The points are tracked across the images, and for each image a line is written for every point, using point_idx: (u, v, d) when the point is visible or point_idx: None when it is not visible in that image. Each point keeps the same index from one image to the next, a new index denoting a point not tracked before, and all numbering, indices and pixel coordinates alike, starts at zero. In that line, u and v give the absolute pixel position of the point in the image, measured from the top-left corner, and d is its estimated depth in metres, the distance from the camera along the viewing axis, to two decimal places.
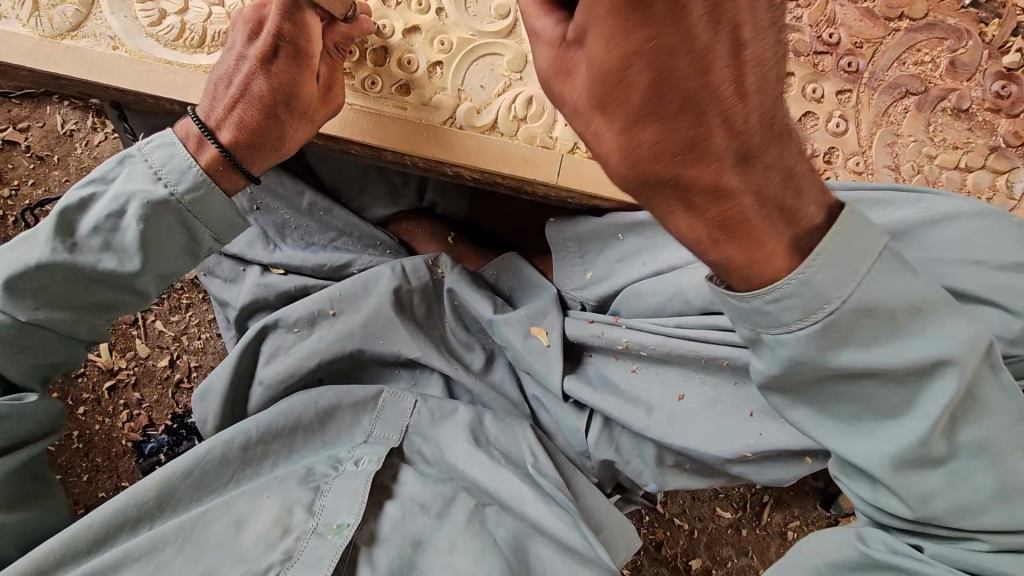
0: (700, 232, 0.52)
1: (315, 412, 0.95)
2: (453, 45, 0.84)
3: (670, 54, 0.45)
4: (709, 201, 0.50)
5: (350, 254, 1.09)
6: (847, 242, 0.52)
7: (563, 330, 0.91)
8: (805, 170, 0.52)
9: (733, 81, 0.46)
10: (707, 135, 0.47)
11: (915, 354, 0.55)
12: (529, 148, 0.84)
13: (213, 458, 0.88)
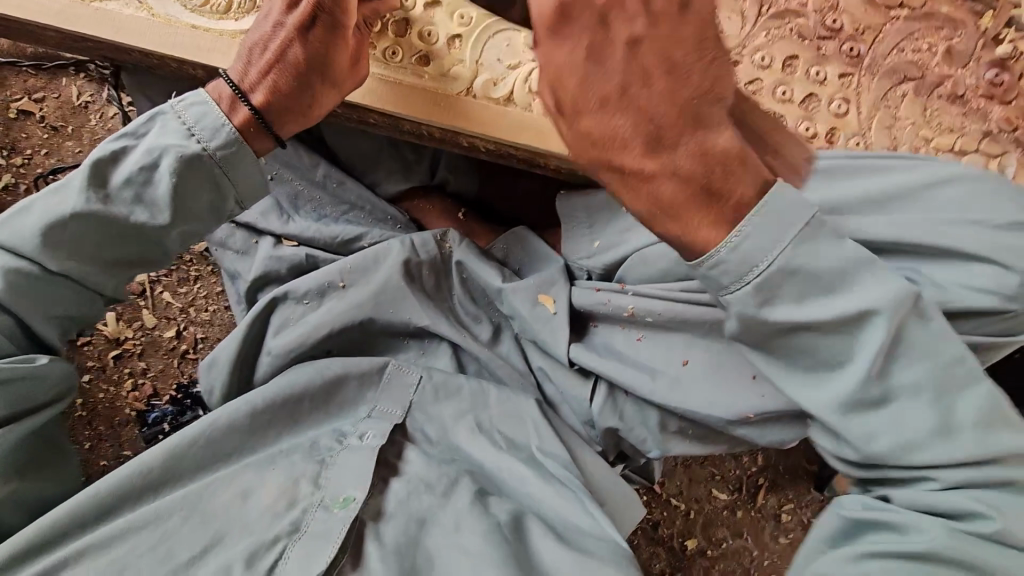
0: (645, 197, 0.61)
1: (320, 385, 0.94)
2: (473, 20, 0.87)
3: (603, 55, 0.59)
4: (641, 184, 0.61)
5: (361, 227, 1.11)
6: (785, 208, 0.61)
7: (570, 300, 0.94)
8: (730, 159, 0.61)
9: (657, 82, 0.59)
10: (633, 127, 0.59)
11: (851, 306, 0.62)
12: (544, 121, 0.87)
13: (218, 429, 0.88)
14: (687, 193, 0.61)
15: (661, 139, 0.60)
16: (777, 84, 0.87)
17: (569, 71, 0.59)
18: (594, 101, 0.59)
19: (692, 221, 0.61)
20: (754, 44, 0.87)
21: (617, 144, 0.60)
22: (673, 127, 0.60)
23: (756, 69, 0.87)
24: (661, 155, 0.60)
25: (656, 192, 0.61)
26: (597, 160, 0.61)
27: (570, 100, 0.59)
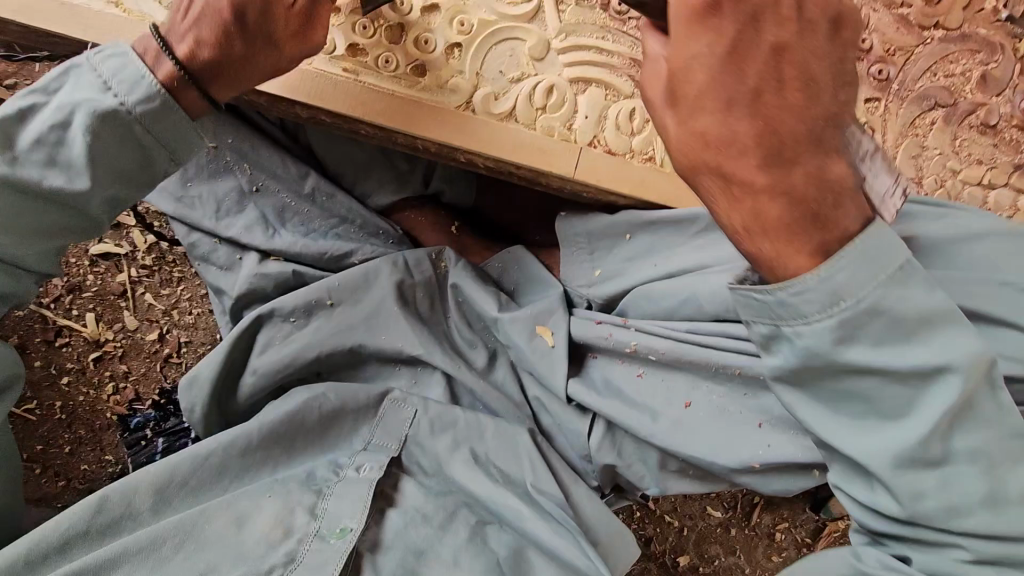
0: (745, 217, 0.58)
1: (317, 415, 0.91)
2: (474, 26, 0.80)
3: (744, 54, 0.56)
4: (743, 199, 0.57)
5: (351, 244, 1.08)
6: (874, 252, 0.57)
7: (568, 331, 0.90)
8: (842, 187, 0.58)
9: (796, 92, 0.57)
10: (751, 138, 0.56)
11: (925, 356, 0.57)
12: (547, 140, 0.81)
13: (211, 454, 0.86)
14: (787, 214, 0.57)
15: (784, 146, 0.56)
16: None
17: (699, 50, 0.56)
18: (709, 83, 0.56)
19: (785, 243, 0.58)
20: None
21: (735, 140, 0.56)
22: (795, 138, 0.57)
23: None
24: (773, 160, 0.56)
25: (750, 202, 0.58)
26: (697, 156, 0.58)
27: (692, 95, 0.57)
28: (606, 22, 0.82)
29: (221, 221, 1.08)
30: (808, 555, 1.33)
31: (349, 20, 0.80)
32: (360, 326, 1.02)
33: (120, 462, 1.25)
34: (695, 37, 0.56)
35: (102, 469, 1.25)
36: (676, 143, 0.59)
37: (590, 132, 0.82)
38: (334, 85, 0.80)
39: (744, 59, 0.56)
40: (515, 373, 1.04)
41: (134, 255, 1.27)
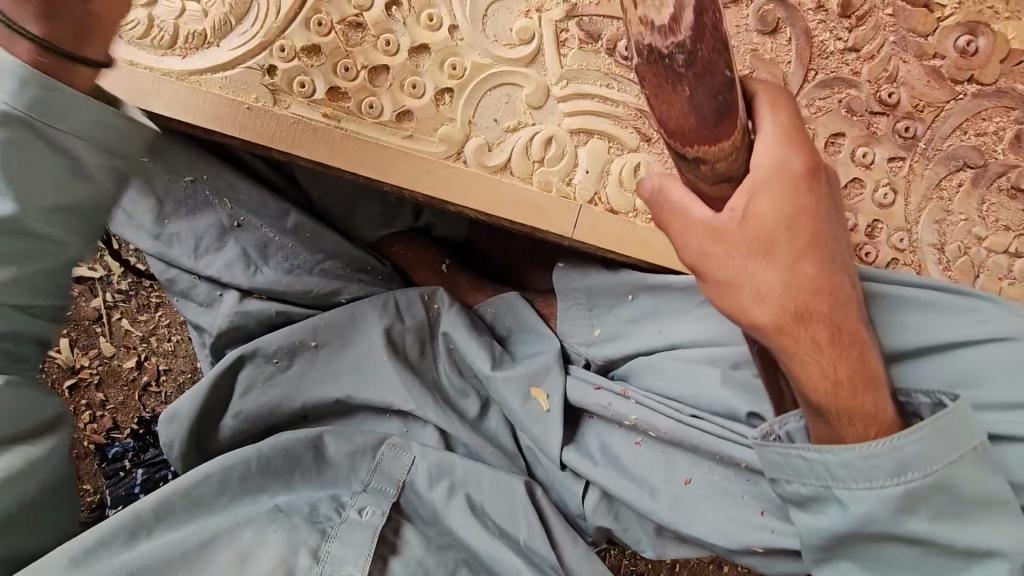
0: (829, 374, 0.57)
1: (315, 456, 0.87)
2: (467, 71, 0.73)
3: (830, 216, 0.56)
4: (824, 357, 0.57)
5: (339, 281, 1.03)
6: (949, 429, 0.57)
7: (565, 394, 0.86)
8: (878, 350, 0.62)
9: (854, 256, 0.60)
10: (830, 299, 0.56)
11: (980, 540, 0.57)
12: (545, 196, 0.75)
13: (211, 480, 0.79)
14: (875, 367, 0.59)
15: (855, 304, 0.59)
16: None
17: (788, 206, 0.54)
18: (810, 243, 0.55)
19: (877, 399, 0.58)
20: None
21: (827, 299, 0.56)
22: (859, 302, 0.59)
23: None
24: (852, 317, 0.58)
25: (846, 361, 0.57)
26: (805, 312, 0.56)
27: (793, 247, 0.54)
28: (611, 68, 0.75)
29: (200, 260, 0.99)
30: None
31: (329, 61, 0.73)
32: (348, 372, 0.98)
33: (98, 491, 1.21)
34: (790, 197, 0.53)
35: (79, 499, 1.20)
36: (775, 299, 0.55)
37: (591, 189, 0.75)
38: (313, 131, 0.74)
39: (828, 221, 0.56)
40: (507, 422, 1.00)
41: (109, 280, 1.20)
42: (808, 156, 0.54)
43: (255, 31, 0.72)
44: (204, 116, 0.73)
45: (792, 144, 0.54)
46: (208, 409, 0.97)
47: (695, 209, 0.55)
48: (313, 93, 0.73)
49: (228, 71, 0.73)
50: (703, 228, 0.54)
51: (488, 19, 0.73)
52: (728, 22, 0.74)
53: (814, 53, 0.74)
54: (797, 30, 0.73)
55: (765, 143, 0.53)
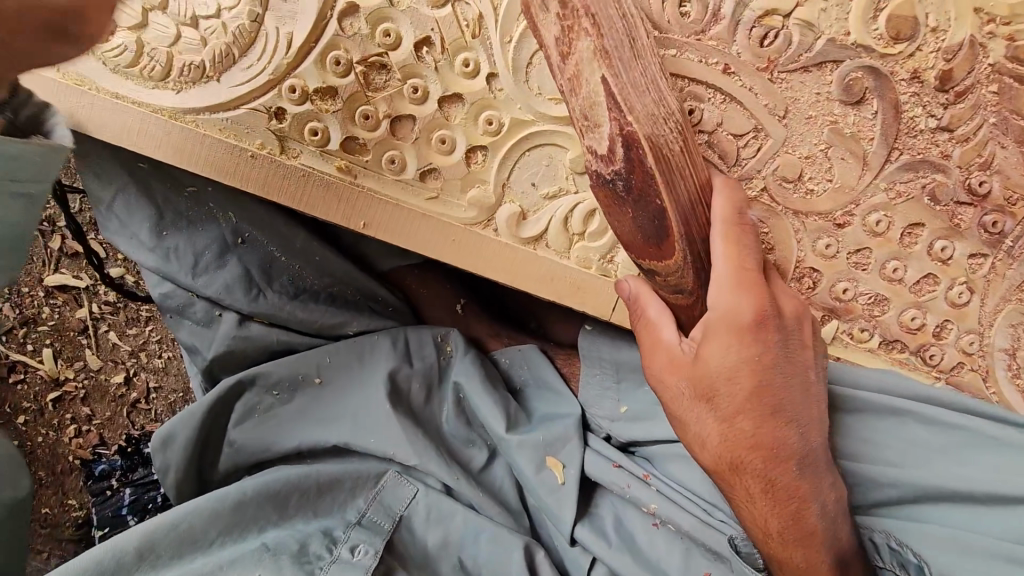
0: (766, 519, 0.60)
1: (314, 485, 0.81)
2: (504, 127, 0.64)
3: (778, 371, 0.58)
4: (761, 502, 0.60)
5: (346, 314, 0.94)
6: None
7: (581, 466, 0.79)
8: (843, 504, 0.62)
9: (813, 408, 0.61)
10: (775, 452, 0.59)
11: None
12: (583, 273, 0.67)
13: (201, 516, 0.75)
14: (819, 523, 0.60)
15: (809, 455, 0.60)
16: (889, 257, 0.67)
17: (732, 356, 0.57)
18: (752, 395, 0.57)
19: (815, 552, 0.60)
20: (871, 202, 0.66)
21: (769, 449, 0.59)
22: (816, 456, 0.60)
23: (865, 234, 0.67)
24: (801, 469, 0.60)
25: (784, 510, 0.60)
26: (742, 458, 0.59)
27: (732, 397, 0.58)
28: None
29: (198, 279, 0.88)
30: None
31: (347, 108, 0.64)
32: (346, 417, 0.88)
33: (84, 507, 1.14)
34: (735, 348, 0.57)
35: (65, 514, 1.13)
36: (718, 439, 0.59)
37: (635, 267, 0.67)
38: (325, 187, 0.65)
39: (775, 370, 0.58)
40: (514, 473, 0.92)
41: (96, 290, 1.14)
42: (754, 308, 0.57)
43: (260, 67, 0.63)
44: (203, 163, 0.65)
45: (738, 296, 0.57)
46: (204, 439, 0.91)
47: (659, 338, 0.60)
48: (327, 143, 0.64)
49: (232, 112, 0.64)
50: (661, 356, 0.60)
51: (533, 69, 0.62)
52: (807, 88, 0.64)
53: (901, 129, 0.65)
54: (884, 103, 0.64)
55: (719, 291, 0.57)
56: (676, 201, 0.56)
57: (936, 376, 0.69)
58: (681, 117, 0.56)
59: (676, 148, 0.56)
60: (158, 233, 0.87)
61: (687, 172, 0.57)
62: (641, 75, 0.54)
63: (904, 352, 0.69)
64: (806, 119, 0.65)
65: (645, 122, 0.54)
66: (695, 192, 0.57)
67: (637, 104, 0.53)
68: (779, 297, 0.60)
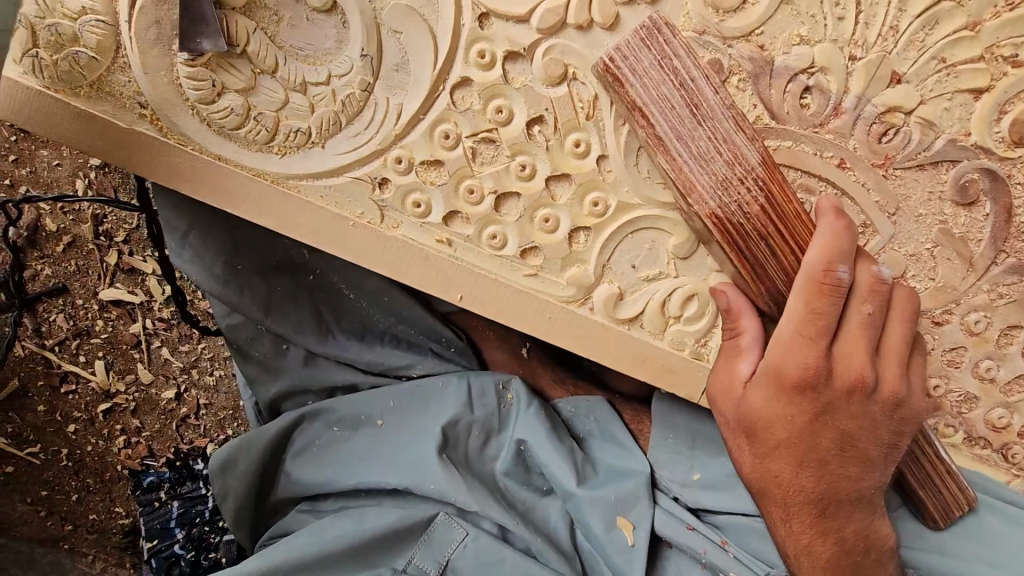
0: (794, 544, 0.63)
1: (369, 539, 0.81)
2: (610, 210, 0.63)
3: (817, 427, 0.57)
4: (782, 529, 0.63)
5: (409, 356, 0.95)
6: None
7: (652, 526, 0.80)
8: (871, 547, 0.62)
9: (852, 465, 0.59)
10: (802, 491, 0.60)
11: None
12: (676, 356, 0.67)
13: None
14: (834, 559, 0.62)
15: (839, 501, 0.60)
16: (983, 357, 0.67)
17: (776, 408, 0.57)
18: (786, 444, 0.58)
19: None
20: (971, 302, 0.66)
21: (795, 492, 0.60)
22: (847, 503, 0.60)
23: (962, 333, 0.66)
24: (823, 517, 0.61)
25: (800, 546, 0.62)
26: (768, 492, 0.62)
27: (766, 441, 0.59)
28: None
29: (269, 316, 0.88)
30: None
31: (452, 182, 0.62)
32: (403, 458, 0.86)
33: (130, 514, 1.17)
34: (774, 400, 0.57)
35: (111, 521, 1.15)
36: (751, 470, 0.62)
37: None
38: (424, 258, 0.64)
39: (817, 429, 0.57)
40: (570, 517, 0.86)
41: (150, 306, 1.14)
42: (805, 372, 0.55)
43: (365, 138, 0.62)
44: (302, 228, 0.64)
45: (794, 355, 0.55)
46: (265, 467, 0.92)
47: (724, 367, 0.62)
48: (429, 215, 0.63)
49: (335, 180, 0.63)
50: (718, 384, 0.62)
51: (643, 153, 0.61)
52: (919, 186, 0.63)
53: (1012, 232, 0.63)
54: (998, 206, 0.63)
55: (783, 345, 0.55)
56: (749, 262, 0.58)
57: (1015, 474, 0.70)
58: (763, 171, 0.55)
59: (754, 208, 0.56)
60: (232, 267, 0.85)
61: (769, 228, 0.56)
62: (708, 142, 0.55)
63: (988, 448, 0.70)
64: (916, 216, 0.64)
65: (708, 193, 0.56)
66: (781, 248, 0.56)
67: (700, 178, 0.56)
68: (840, 359, 0.55)
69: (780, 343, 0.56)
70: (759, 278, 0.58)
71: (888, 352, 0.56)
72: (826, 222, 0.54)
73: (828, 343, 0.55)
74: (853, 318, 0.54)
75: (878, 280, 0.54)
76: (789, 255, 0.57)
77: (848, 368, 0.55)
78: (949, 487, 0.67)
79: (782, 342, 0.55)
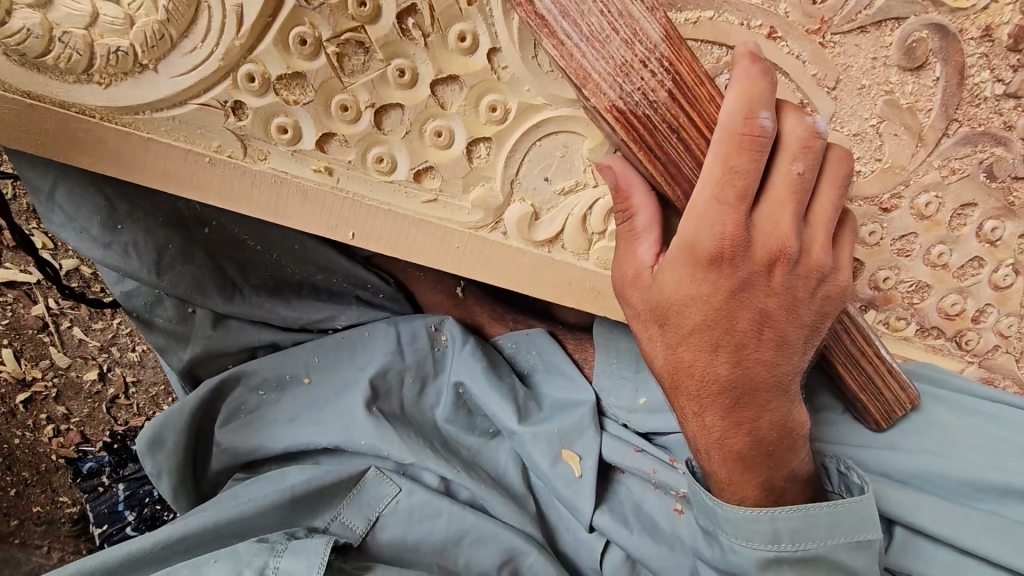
0: (705, 440, 0.56)
1: (288, 498, 0.78)
2: (510, 115, 0.54)
3: (735, 307, 0.49)
4: (695, 427, 0.56)
5: (328, 308, 0.90)
6: (839, 519, 0.56)
7: (599, 455, 0.77)
8: (793, 440, 0.56)
9: (772, 351, 0.51)
10: (715, 383, 0.52)
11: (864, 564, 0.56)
12: (603, 276, 0.60)
13: (147, 556, 0.73)
14: (749, 454, 0.55)
15: (756, 391, 0.53)
16: (935, 243, 0.62)
17: (687, 288, 0.49)
18: (699, 329, 0.50)
19: (745, 479, 0.56)
20: (922, 182, 0.59)
21: (708, 383, 0.53)
22: (767, 395, 0.53)
23: (913, 218, 0.61)
24: (735, 410, 0.53)
25: (711, 441, 0.55)
26: (679, 385, 0.54)
27: (679, 325, 0.51)
28: None
29: (163, 276, 0.80)
30: None
31: (320, 98, 0.52)
32: (333, 418, 0.83)
33: (78, 502, 1.10)
34: (687, 276, 0.48)
35: (58, 510, 1.09)
36: (662, 363, 0.54)
37: None
38: (302, 193, 0.55)
39: (733, 308, 0.49)
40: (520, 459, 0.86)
41: (50, 285, 1.02)
42: (722, 241, 0.46)
43: (204, 52, 0.50)
44: (149, 172, 0.53)
45: (711, 223, 0.46)
46: (193, 442, 0.86)
47: (627, 254, 0.52)
48: (299, 141, 0.53)
49: (178, 108, 0.52)
50: (624, 270, 0.53)
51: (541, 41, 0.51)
52: (862, 52, 0.54)
53: (965, 97, 0.56)
54: (949, 68, 0.55)
55: (698, 210, 0.46)
56: (660, 160, 0.48)
57: (969, 361, 0.67)
58: (668, 47, 0.46)
59: (660, 94, 0.47)
60: (112, 226, 0.75)
61: (680, 117, 0.47)
62: (605, 18, 0.45)
63: (941, 337, 0.67)
64: (859, 89, 0.55)
65: (606, 82, 0.46)
66: (692, 140, 0.48)
67: (594, 65, 0.46)
68: (762, 226, 0.47)
69: (696, 209, 0.46)
70: (673, 178, 0.49)
71: (815, 220, 0.48)
72: (740, 69, 0.44)
73: (750, 207, 0.46)
74: (779, 176, 0.46)
75: (812, 133, 0.45)
76: (704, 150, 0.48)
77: (774, 234, 0.47)
78: (890, 388, 0.61)
79: (698, 206, 0.46)
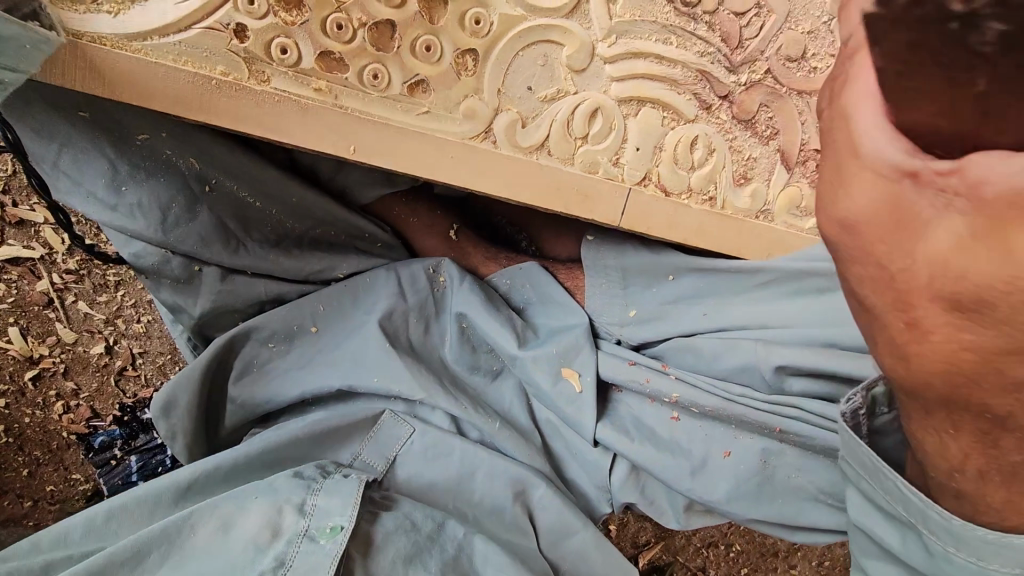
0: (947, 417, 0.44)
1: (314, 436, 0.82)
2: (494, 26, 0.58)
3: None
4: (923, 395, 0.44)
5: (329, 256, 0.93)
6: None
7: (596, 371, 0.81)
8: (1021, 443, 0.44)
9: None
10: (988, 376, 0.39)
11: None
12: (590, 179, 0.65)
13: (191, 486, 0.77)
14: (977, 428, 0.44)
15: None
16: None
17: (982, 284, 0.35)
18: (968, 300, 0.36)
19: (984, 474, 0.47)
20: None
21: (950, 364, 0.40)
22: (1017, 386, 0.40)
23: None
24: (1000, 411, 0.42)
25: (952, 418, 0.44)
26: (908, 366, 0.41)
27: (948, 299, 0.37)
28: (669, 19, 0.61)
29: (171, 233, 0.83)
30: (827, 564, 1.27)
31: (315, 18, 0.56)
32: (344, 359, 0.87)
33: (91, 479, 1.10)
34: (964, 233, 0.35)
35: (72, 488, 1.09)
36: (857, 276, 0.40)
37: (641, 169, 0.65)
38: (306, 114, 0.59)
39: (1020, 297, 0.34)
40: (523, 390, 0.90)
41: (53, 259, 1.07)
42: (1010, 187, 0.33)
43: None
44: (166, 104, 0.57)
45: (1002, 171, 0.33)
46: (206, 401, 0.89)
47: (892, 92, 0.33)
48: (299, 62, 0.57)
49: (183, 34, 0.55)
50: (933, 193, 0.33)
51: None
52: None
53: None
54: None
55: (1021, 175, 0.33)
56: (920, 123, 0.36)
57: None
58: None
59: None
60: (116, 185, 0.79)
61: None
62: None
63: None
64: None
65: None
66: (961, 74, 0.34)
67: None
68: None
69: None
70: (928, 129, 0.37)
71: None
72: None
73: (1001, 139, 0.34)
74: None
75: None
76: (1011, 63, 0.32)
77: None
78: None
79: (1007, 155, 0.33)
